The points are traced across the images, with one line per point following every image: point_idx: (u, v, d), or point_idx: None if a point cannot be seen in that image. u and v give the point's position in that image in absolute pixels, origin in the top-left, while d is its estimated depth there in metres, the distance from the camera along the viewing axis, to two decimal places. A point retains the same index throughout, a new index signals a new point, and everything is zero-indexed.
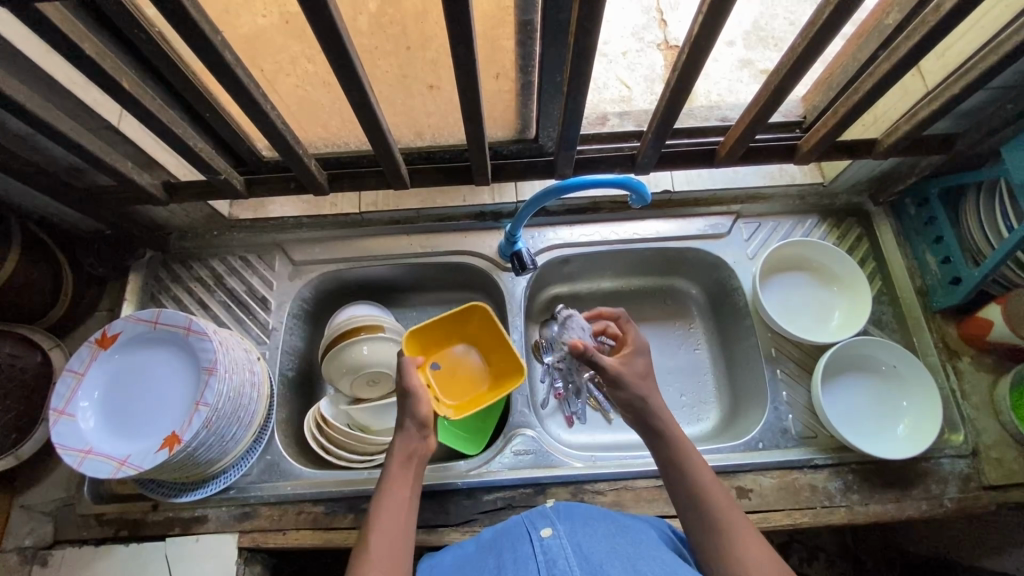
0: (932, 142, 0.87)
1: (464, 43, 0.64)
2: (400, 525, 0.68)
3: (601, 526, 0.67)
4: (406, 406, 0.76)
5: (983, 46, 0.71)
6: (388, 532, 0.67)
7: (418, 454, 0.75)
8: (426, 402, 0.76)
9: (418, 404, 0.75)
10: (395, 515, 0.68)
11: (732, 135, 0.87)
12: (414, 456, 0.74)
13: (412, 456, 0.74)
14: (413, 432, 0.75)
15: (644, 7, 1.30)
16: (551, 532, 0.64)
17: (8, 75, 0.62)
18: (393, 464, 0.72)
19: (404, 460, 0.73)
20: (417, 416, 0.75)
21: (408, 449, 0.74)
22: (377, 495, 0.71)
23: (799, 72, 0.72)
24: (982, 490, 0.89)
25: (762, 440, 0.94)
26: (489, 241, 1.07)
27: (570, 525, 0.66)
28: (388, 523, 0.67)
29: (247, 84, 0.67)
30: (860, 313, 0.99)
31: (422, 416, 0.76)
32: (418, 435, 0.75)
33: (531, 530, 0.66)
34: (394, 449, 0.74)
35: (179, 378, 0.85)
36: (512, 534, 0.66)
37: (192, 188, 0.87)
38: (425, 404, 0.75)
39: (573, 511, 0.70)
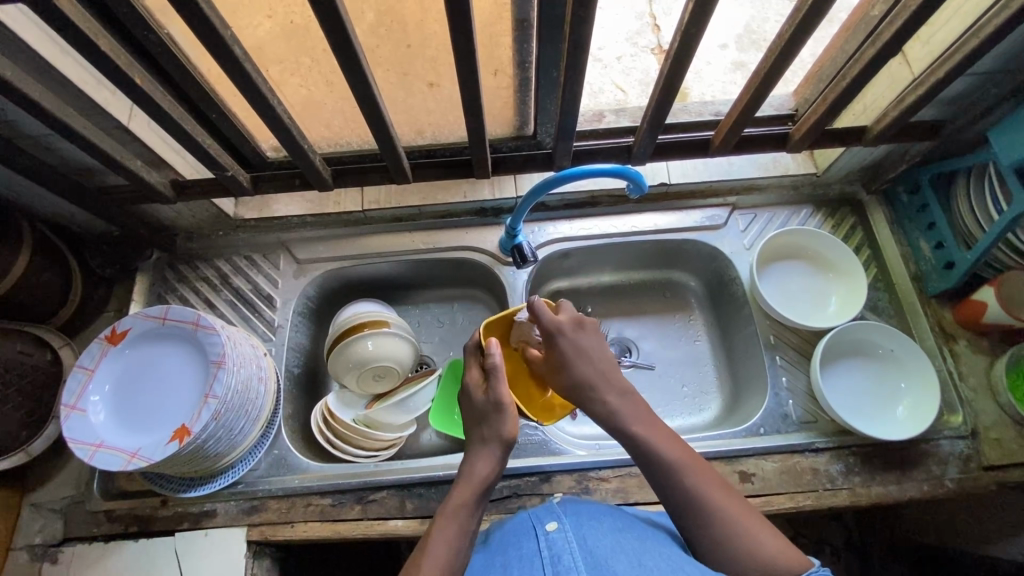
0: (921, 128, 0.89)
1: (463, 37, 0.66)
2: (460, 554, 0.63)
3: (607, 521, 0.67)
4: (493, 425, 0.72)
5: (966, 30, 0.73)
6: (447, 557, 0.61)
7: (491, 488, 0.70)
8: (514, 420, 0.72)
9: (506, 423, 0.71)
10: (453, 538, 0.63)
11: (725, 124, 0.90)
12: (488, 488, 0.69)
13: (488, 489, 0.69)
14: (496, 458, 0.70)
15: (637, 13, 1.33)
16: (556, 526, 0.64)
17: (22, 73, 0.64)
18: (467, 489, 0.68)
19: (480, 489, 0.68)
20: (502, 439, 0.71)
21: (486, 480, 0.69)
22: (441, 517, 0.66)
23: (787, 59, 0.74)
24: (982, 470, 0.90)
25: (763, 425, 0.95)
26: (490, 236, 1.09)
27: (575, 521, 0.66)
28: (449, 546, 0.62)
29: (255, 79, 0.69)
30: (858, 295, 1.00)
31: (505, 436, 0.71)
32: (498, 465, 0.71)
33: (536, 525, 0.66)
34: (471, 475, 0.69)
35: (188, 373, 0.86)
36: (518, 530, 0.67)
37: (199, 186, 0.89)
38: (512, 424, 0.72)
39: (581, 509, 0.70)
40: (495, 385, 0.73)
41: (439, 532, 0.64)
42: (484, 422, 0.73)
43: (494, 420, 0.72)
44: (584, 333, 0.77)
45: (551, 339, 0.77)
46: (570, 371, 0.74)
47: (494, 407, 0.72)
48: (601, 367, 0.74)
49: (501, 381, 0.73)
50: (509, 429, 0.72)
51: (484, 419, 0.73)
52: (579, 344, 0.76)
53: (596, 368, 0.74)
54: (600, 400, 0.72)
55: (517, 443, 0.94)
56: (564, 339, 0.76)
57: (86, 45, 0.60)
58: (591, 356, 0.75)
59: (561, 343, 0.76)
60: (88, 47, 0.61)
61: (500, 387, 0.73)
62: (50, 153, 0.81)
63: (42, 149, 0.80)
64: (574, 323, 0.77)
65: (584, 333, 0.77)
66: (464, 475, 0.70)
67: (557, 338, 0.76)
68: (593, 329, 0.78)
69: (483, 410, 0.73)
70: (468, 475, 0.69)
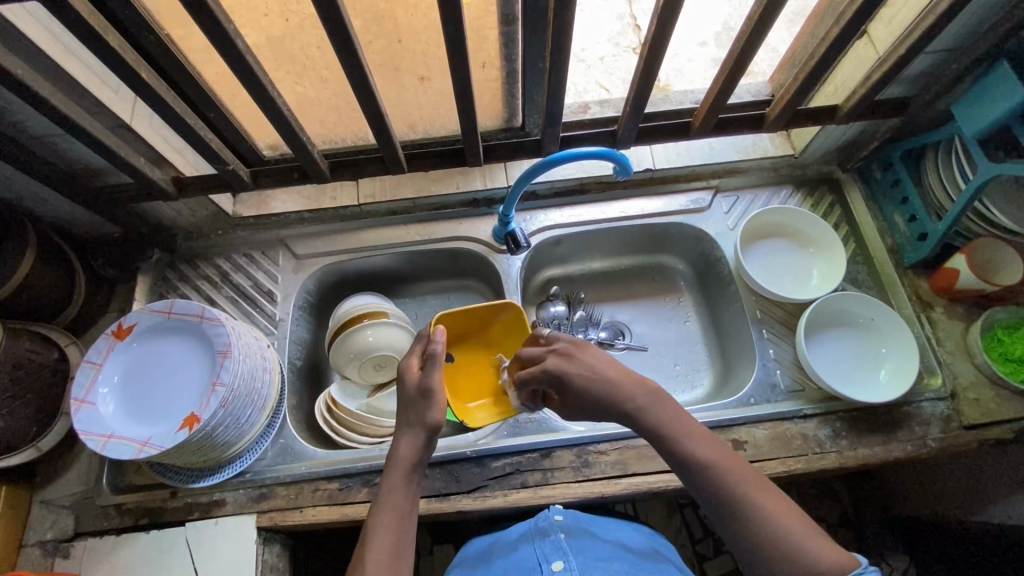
0: (888, 106, 0.94)
1: (454, 24, 0.69)
2: (400, 535, 0.68)
3: (610, 563, 0.75)
4: (418, 410, 0.73)
5: (922, 10, 0.79)
6: (389, 541, 0.66)
7: (420, 466, 0.73)
8: (441, 408, 0.73)
9: (432, 410, 0.72)
10: (392, 525, 0.68)
11: (703, 106, 0.94)
12: (417, 466, 0.72)
13: (417, 467, 0.72)
14: (419, 440, 0.72)
15: (618, 14, 1.38)
16: (561, 565, 0.74)
17: (31, 71, 0.67)
18: (396, 473, 0.71)
19: (409, 470, 0.71)
20: (426, 424, 0.72)
21: (411, 460, 0.72)
22: (378, 504, 0.70)
23: (759, 39, 0.79)
24: (963, 429, 0.94)
25: (753, 395, 0.98)
26: (483, 226, 1.13)
27: (581, 561, 0.75)
28: (388, 531, 0.67)
29: (257, 71, 0.72)
30: (838, 269, 1.05)
31: (430, 422, 0.72)
32: (424, 446, 0.73)
33: (543, 562, 0.76)
34: (398, 457, 0.72)
35: (190, 366, 0.88)
36: (525, 566, 0.77)
37: (201, 182, 0.93)
38: (439, 409, 0.73)
39: (585, 544, 0.79)
40: (430, 372, 0.73)
41: (379, 518, 0.68)
42: (413, 408, 0.74)
43: (420, 406, 0.73)
44: (586, 350, 0.78)
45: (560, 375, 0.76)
46: (598, 394, 0.74)
47: (421, 394, 0.73)
48: (624, 381, 0.74)
49: (435, 368, 0.73)
50: (434, 416, 0.72)
51: (411, 405, 0.74)
52: (591, 365, 0.75)
53: (618, 383, 0.74)
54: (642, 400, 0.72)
55: (517, 422, 0.97)
56: (577, 364, 0.76)
57: (95, 41, 0.64)
58: (608, 374, 0.75)
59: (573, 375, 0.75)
60: (97, 43, 0.64)
61: (433, 376, 0.73)
62: (56, 154, 0.84)
63: (48, 150, 0.83)
64: (569, 346, 0.78)
65: (589, 355, 0.77)
66: (391, 456, 0.72)
67: (568, 370, 0.75)
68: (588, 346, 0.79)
69: (412, 396, 0.74)
70: (393, 459, 0.72)
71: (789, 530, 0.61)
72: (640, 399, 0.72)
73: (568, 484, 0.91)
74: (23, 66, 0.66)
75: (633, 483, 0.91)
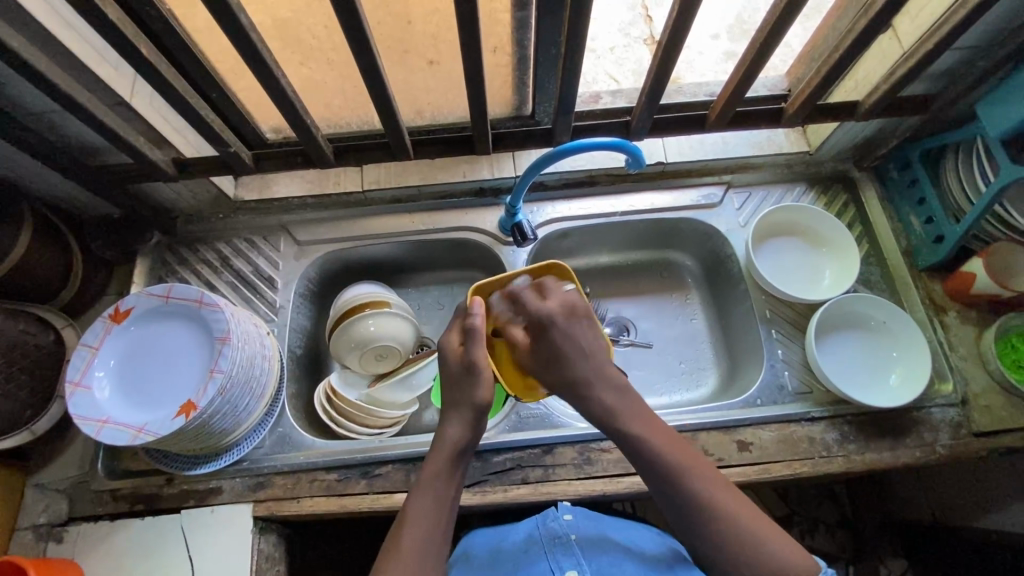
0: (910, 103, 0.92)
1: (467, 5, 0.66)
2: (438, 524, 0.67)
3: (624, 567, 0.75)
4: (464, 390, 0.70)
5: (952, 3, 0.76)
6: (423, 532, 0.66)
7: (467, 451, 0.70)
8: (487, 386, 0.70)
9: (479, 388, 0.69)
10: (430, 510, 0.67)
11: (720, 99, 0.92)
12: (462, 452, 0.69)
13: (463, 453, 0.69)
14: (467, 422, 0.70)
15: (630, 4, 1.34)
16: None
17: (27, 44, 0.65)
18: (438, 459, 0.69)
19: (452, 456, 0.69)
20: (474, 404, 0.69)
21: (457, 445, 0.69)
22: (418, 485, 0.69)
23: (782, 30, 0.76)
24: (973, 436, 0.93)
25: (760, 396, 0.97)
26: (489, 217, 1.10)
27: (595, 569, 0.74)
28: (425, 521, 0.66)
29: (261, 50, 0.69)
30: (850, 270, 1.03)
31: (479, 401, 0.69)
32: (470, 428, 0.70)
33: (556, 569, 0.75)
34: (443, 442, 0.70)
35: (204, 345, 0.86)
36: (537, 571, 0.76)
37: (201, 164, 0.91)
38: (486, 388, 0.70)
39: (598, 550, 0.78)
40: (473, 347, 0.71)
41: (415, 507, 0.67)
42: (458, 387, 0.71)
43: (469, 385, 0.70)
44: (579, 326, 0.72)
45: (541, 329, 0.73)
46: (563, 363, 0.71)
47: (467, 371, 0.70)
48: (595, 362, 0.71)
49: (477, 342, 0.71)
50: (481, 395, 0.69)
51: (457, 384, 0.71)
52: (571, 334, 0.72)
53: (593, 365, 0.71)
54: (599, 391, 0.70)
55: (520, 417, 0.95)
56: (555, 332, 0.72)
57: (94, 13, 0.61)
58: (587, 349, 0.71)
59: (551, 335, 0.72)
60: (94, 15, 0.62)
61: (478, 351, 0.71)
62: (54, 131, 0.82)
63: (45, 127, 0.81)
64: (566, 310, 0.73)
65: (580, 327, 0.72)
66: (437, 442, 0.70)
67: (550, 327, 0.72)
68: (586, 318, 0.74)
69: (456, 375, 0.71)
70: (439, 441, 0.70)
71: (754, 534, 0.62)
72: (608, 400, 0.70)
73: (569, 482, 0.90)
74: (17, 37, 0.63)
75: (636, 482, 0.89)
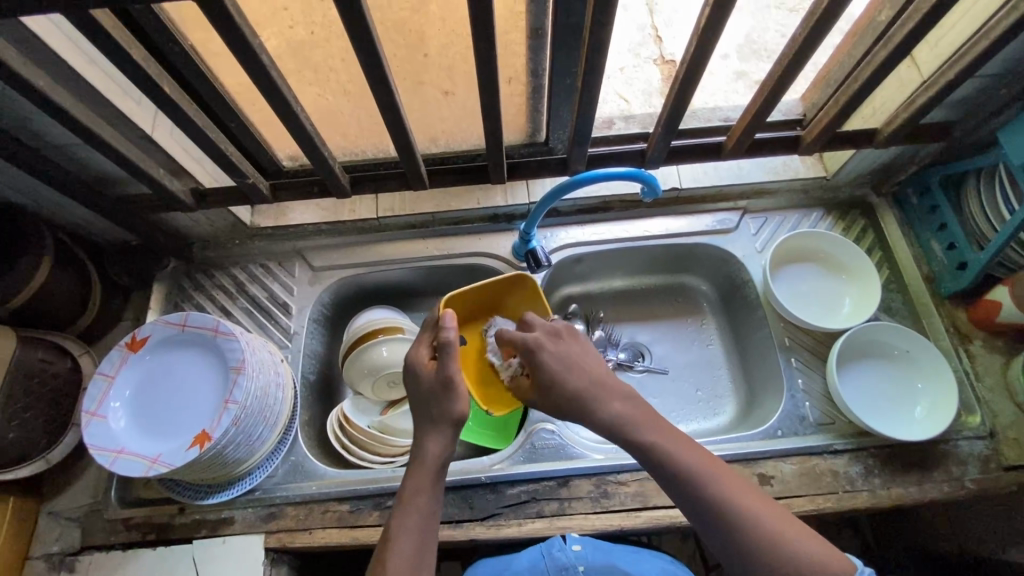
0: (930, 130, 0.91)
1: (485, 41, 0.67)
2: (423, 539, 0.66)
3: None
4: (442, 404, 0.70)
5: (974, 34, 0.75)
6: (412, 547, 0.64)
7: (447, 465, 0.70)
8: (464, 399, 0.70)
9: (455, 402, 0.69)
10: (415, 526, 0.66)
11: (737, 127, 0.91)
12: (443, 467, 0.70)
13: (442, 467, 0.69)
14: (447, 438, 0.70)
15: (639, 25, 1.35)
16: None
17: (54, 83, 0.66)
18: (421, 473, 0.68)
19: (433, 471, 0.68)
20: (452, 418, 0.70)
21: (438, 460, 0.69)
22: (401, 502, 0.68)
23: (801, 60, 0.76)
24: (1003, 470, 0.90)
25: (781, 427, 0.95)
26: (502, 242, 1.10)
27: None
28: (411, 540, 0.65)
29: (280, 84, 0.70)
30: (870, 298, 1.01)
31: (456, 415, 0.70)
32: (449, 443, 0.70)
33: None
34: (424, 458, 0.69)
35: (195, 358, 0.88)
36: None
37: (220, 194, 0.92)
38: (463, 401, 0.70)
39: None
40: (445, 362, 0.70)
41: (401, 524, 0.66)
42: (433, 402, 0.71)
43: (444, 400, 0.70)
44: (547, 349, 0.74)
45: (530, 353, 0.75)
46: (560, 385, 0.72)
47: (443, 386, 0.70)
48: (594, 379, 0.72)
49: (452, 359, 0.70)
50: (458, 408, 0.70)
51: (432, 399, 0.71)
52: (560, 354, 0.74)
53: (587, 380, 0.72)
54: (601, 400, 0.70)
55: (534, 448, 0.94)
56: (545, 352, 0.74)
57: (119, 55, 0.62)
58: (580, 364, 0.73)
59: (541, 358, 0.74)
60: (121, 56, 0.63)
61: (451, 366, 0.70)
62: (76, 163, 0.83)
63: (68, 159, 0.82)
64: (550, 334, 0.76)
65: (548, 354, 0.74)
66: (417, 457, 0.70)
67: (538, 352, 0.74)
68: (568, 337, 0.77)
69: (431, 389, 0.71)
70: (420, 457, 0.69)
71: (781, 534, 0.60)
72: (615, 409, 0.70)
73: (586, 516, 0.88)
74: (43, 76, 0.64)
75: (654, 516, 0.87)
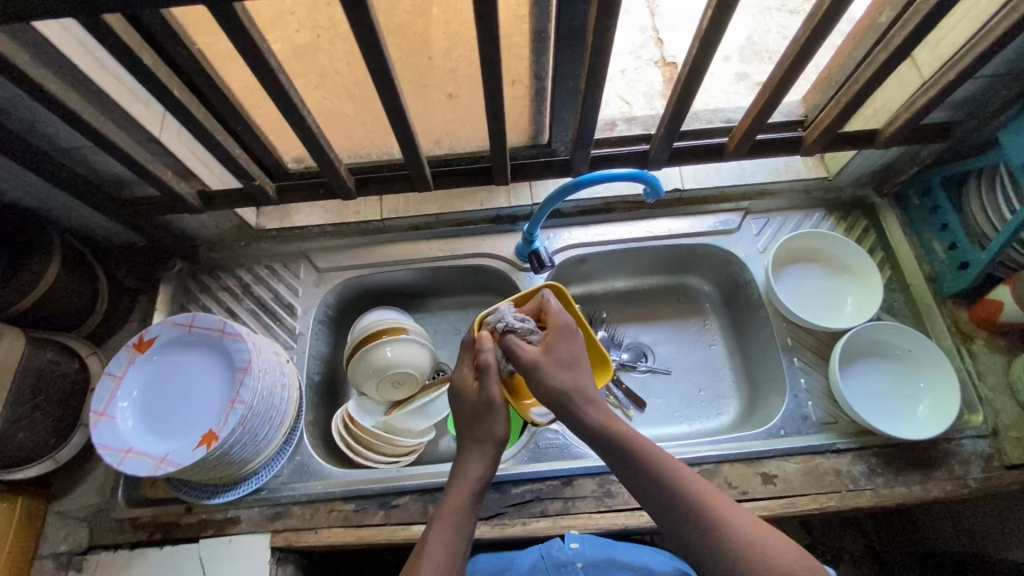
0: (931, 131, 0.91)
1: (489, 43, 0.68)
2: (456, 556, 0.65)
3: None
4: (485, 424, 0.70)
5: (973, 35, 0.76)
6: (444, 560, 0.64)
7: (486, 487, 0.70)
8: (506, 421, 0.71)
9: (499, 423, 0.70)
10: (449, 540, 0.66)
11: (739, 128, 0.92)
12: (484, 488, 0.70)
13: (483, 488, 0.70)
14: (489, 458, 0.70)
15: (641, 28, 1.36)
16: None
17: (65, 87, 0.67)
18: (461, 491, 0.69)
19: (474, 490, 0.69)
20: (495, 439, 0.70)
21: (479, 480, 0.70)
22: (439, 517, 0.68)
23: (803, 61, 0.76)
24: (1006, 469, 0.90)
25: (784, 427, 0.95)
26: (505, 243, 1.11)
27: None
28: (444, 553, 0.64)
29: (287, 87, 0.71)
30: (874, 297, 1.01)
31: (499, 436, 0.70)
32: (491, 464, 0.71)
33: None
34: (465, 476, 0.70)
35: (217, 368, 0.88)
36: None
37: (226, 195, 0.92)
38: (504, 423, 0.70)
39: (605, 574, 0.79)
40: (488, 384, 0.70)
41: (437, 536, 0.66)
42: (476, 422, 0.71)
43: (487, 420, 0.70)
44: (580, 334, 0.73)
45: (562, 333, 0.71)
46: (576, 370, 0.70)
47: (486, 406, 0.70)
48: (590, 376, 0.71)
49: (493, 379, 0.70)
50: (501, 429, 0.70)
51: (475, 418, 0.71)
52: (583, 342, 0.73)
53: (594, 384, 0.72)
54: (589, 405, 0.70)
55: (538, 447, 0.94)
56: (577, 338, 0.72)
57: (130, 59, 0.63)
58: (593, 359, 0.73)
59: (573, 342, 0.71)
60: (130, 59, 0.64)
61: (493, 386, 0.70)
62: (85, 165, 0.84)
63: (77, 162, 0.83)
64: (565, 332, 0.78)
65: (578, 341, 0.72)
66: (458, 475, 0.70)
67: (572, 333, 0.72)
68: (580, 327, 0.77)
69: (475, 409, 0.71)
70: (461, 475, 0.70)
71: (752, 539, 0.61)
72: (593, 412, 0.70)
73: (590, 515, 0.89)
74: (55, 80, 0.65)
75: None
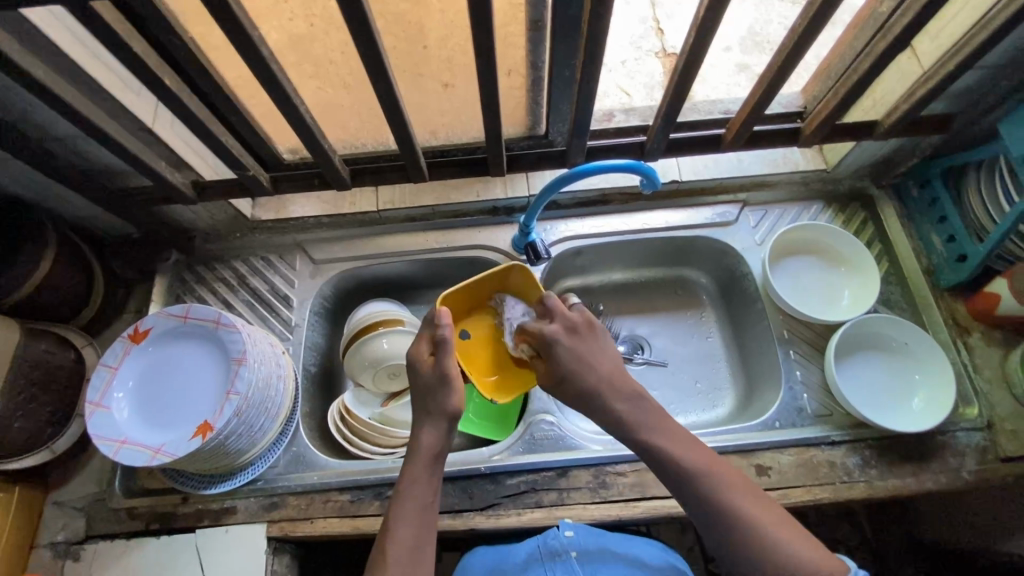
0: (930, 122, 0.91)
1: (483, 32, 0.67)
2: (422, 528, 0.67)
3: None
4: (437, 398, 0.71)
5: (974, 25, 0.75)
6: (412, 534, 0.66)
7: (442, 456, 0.71)
8: (459, 394, 0.71)
9: (452, 396, 0.70)
10: (414, 515, 0.67)
11: (737, 119, 0.91)
12: (439, 457, 0.71)
13: (437, 458, 0.71)
14: (442, 430, 0.71)
15: (641, 18, 1.34)
16: None
17: (55, 75, 0.67)
18: (418, 466, 0.69)
19: (429, 460, 0.70)
20: (447, 412, 0.71)
21: (433, 451, 0.70)
22: (399, 492, 0.69)
23: (801, 51, 0.76)
24: (1000, 461, 0.90)
25: (779, 419, 0.95)
26: (502, 235, 1.10)
27: None
28: (411, 528, 0.66)
29: (279, 76, 0.70)
30: (871, 289, 1.01)
31: (451, 408, 0.71)
32: (445, 435, 0.71)
33: None
34: (420, 449, 0.70)
35: (206, 355, 0.88)
36: None
37: (220, 186, 0.92)
38: (458, 397, 0.71)
39: (598, 565, 0.79)
40: (443, 357, 0.71)
41: (399, 512, 0.67)
42: (429, 396, 0.71)
43: (440, 394, 0.71)
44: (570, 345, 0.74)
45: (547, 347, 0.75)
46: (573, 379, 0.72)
47: (440, 381, 0.71)
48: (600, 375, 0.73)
49: (449, 354, 0.71)
50: (453, 402, 0.71)
51: (428, 392, 0.72)
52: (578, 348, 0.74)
53: (599, 380, 0.72)
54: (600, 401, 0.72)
55: (533, 438, 0.94)
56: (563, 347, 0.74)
57: (120, 48, 0.63)
58: (592, 361, 0.73)
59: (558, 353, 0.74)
60: (120, 48, 0.63)
61: (447, 360, 0.71)
62: (78, 155, 0.84)
63: (69, 152, 0.83)
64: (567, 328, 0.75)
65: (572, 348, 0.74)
66: (413, 448, 0.71)
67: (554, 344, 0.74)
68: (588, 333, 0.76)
69: (428, 383, 0.72)
70: (415, 448, 0.71)
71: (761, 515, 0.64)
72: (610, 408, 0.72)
73: (585, 506, 0.89)
74: (45, 69, 0.65)
75: (652, 507, 0.88)
